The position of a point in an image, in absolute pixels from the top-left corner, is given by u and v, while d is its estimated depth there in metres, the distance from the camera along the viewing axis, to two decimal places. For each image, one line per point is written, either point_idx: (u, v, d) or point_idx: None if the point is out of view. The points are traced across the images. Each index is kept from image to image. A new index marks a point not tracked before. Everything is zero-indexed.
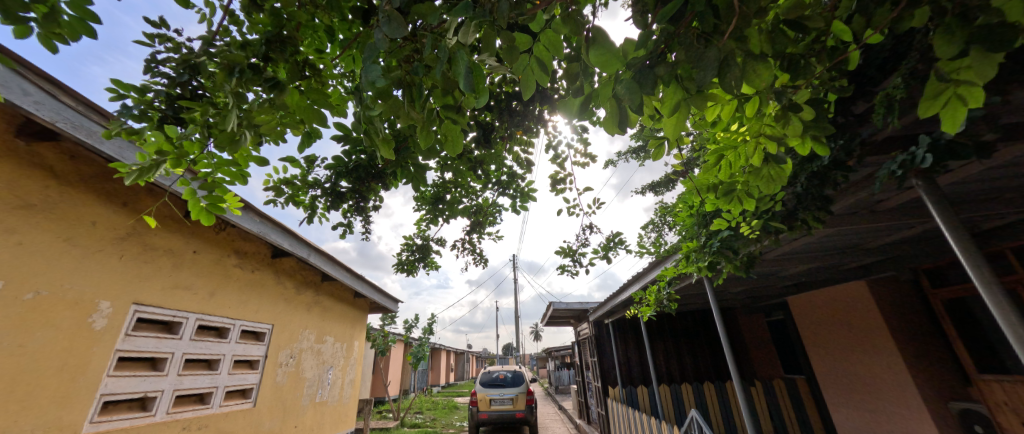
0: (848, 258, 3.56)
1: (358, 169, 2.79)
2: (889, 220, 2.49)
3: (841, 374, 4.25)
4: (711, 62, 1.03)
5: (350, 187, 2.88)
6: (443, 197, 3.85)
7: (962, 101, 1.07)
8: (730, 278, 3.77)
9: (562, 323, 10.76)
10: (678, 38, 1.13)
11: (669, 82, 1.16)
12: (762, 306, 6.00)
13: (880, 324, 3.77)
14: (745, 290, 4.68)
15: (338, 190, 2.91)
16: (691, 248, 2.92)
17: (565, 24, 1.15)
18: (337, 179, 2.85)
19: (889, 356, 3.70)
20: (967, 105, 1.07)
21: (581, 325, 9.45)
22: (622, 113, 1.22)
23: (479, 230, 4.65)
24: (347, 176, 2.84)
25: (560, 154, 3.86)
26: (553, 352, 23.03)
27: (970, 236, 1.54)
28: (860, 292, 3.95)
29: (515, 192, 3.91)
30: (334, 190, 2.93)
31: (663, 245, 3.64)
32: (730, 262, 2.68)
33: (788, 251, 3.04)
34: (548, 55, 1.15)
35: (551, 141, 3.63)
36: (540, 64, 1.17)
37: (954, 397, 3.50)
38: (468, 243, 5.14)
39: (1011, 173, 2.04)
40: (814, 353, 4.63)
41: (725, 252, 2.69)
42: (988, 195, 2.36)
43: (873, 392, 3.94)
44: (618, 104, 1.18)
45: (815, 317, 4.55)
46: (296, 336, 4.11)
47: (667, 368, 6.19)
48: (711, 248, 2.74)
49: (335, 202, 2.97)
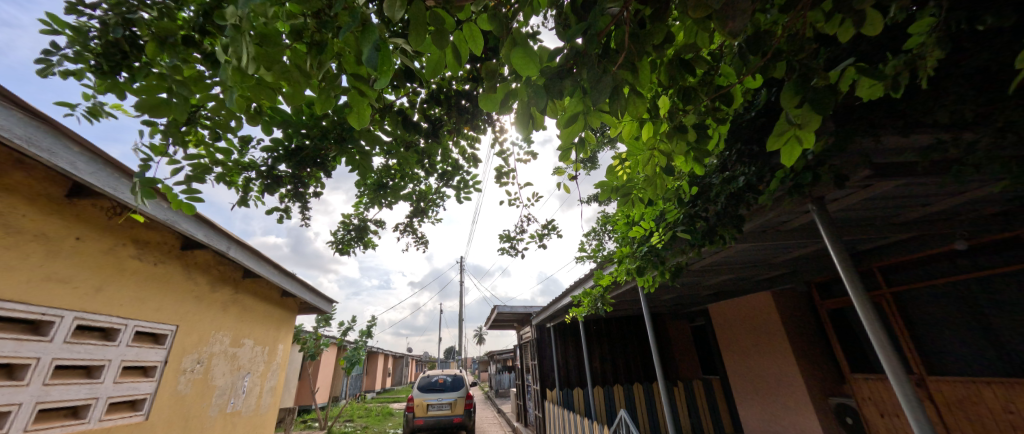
0: (759, 271, 3.99)
1: (299, 154, 2.47)
2: (790, 239, 2.85)
3: (751, 374, 4.74)
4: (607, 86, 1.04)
5: (291, 173, 2.58)
6: (387, 183, 3.48)
7: (799, 141, 1.33)
8: (660, 286, 4.05)
9: (503, 326, 10.75)
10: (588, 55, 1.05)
11: (574, 95, 1.16)
12: (687, 312, 6.52)
13: (779, 329, 4.27)
14: (675, 297, 5.04)
15: (276, 174, 2.58)
16: (626, 253, 3.08)
17: (494, 22, 1.11)
18: (277, 164, 2.51)
19: (787, 358, 4.21)
20: (802, 145, 1.35)
21: (523, 329, 9.53)
22: (532, 118, 1.19)
23: (421, 216, 4.22)
24: (286, 161, 2.51)
25: (506, 152, 3.36)
26: (493, 357, 23.06)
27: (849, 253, 1.82)
28: (767, 302, 4.44)
29: (458, 183, 3.65)
30: (271, 173, 2.59)
31: (602, 250, 3.81)
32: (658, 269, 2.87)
33: (710, 263, 3.35)
34: (463, 43, 1.09)
35: (497, 135, 3.36)
36: (454, 51, 1.11)
37: (834, 393, 4.02)
38: (409, 226, 4.91)
39: (876, 205, 2.47)
40: (730, 356, 5.12)
41: (653, 257, 2.86)
42: (862, 223, 2.83)
43: (774, 391, 4.43)
44: (529, 109, 1.15)
45: (730, 322, 5.08)
46: (205, 338, 3.64)
47: (601, 370, 6.50)
48: (643, 253, 2.90)
49: (272, 186, 2.64)
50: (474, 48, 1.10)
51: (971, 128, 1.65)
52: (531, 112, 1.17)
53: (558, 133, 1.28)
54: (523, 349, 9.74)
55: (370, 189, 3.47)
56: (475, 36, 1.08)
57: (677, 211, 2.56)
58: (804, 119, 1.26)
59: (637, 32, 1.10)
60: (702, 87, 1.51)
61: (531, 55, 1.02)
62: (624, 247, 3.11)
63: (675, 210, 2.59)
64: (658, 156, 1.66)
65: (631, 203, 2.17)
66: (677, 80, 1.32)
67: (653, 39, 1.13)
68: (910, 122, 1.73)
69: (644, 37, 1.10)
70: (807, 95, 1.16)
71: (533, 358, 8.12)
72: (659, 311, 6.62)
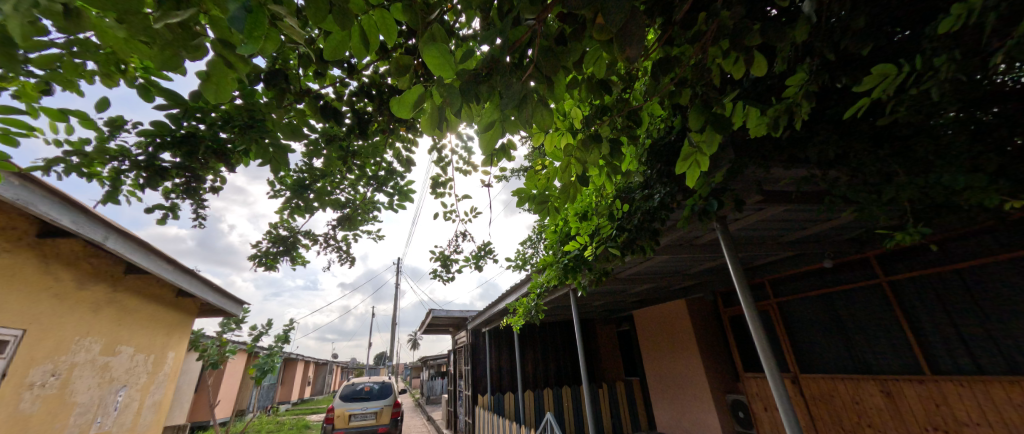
0: (675, 281, 4.37)
1: (191, 140, 2.18)
2: (699, 253, 3.17)
3: (665, 375, 5.17)
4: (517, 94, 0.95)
5: (179, 163, 2.26)
6: (310, 184, 3.18)
7: (700, 163, 1.45)
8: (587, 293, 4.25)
9: (438, 331, 10.51)
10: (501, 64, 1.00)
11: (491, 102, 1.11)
12: (614, 318, 6.95)
13: (690, 334, 4.72)
14: (603, 304, 5.33)
15: (158, 165, 2.25)
16: (549, 260, 3.30)
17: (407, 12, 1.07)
18: (157, 150, 2.21)
19: (695, 359, 4.65)
20: (699, 169, 1.47)
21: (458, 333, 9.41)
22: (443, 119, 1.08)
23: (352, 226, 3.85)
24: (172, 149, 2.22)
25: (444, 158, 3.31)
26: (429, 362, 22.44)
27: (740, 267, 2.07)
28: (681, 310, 4.88)
29: (393, 190, 3.46)
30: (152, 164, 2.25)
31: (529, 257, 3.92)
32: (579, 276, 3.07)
33: (634, 272, 3.60)
34: (374, 31, 1.01)
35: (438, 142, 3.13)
36: (362, 36, 1.01)
37: (730, 391, 4.53)
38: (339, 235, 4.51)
39: (765, 225, 2.86)
40: (649, 359, 5.53)
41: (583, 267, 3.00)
42: (755, 242, 3.25)
43: (683, 390, 4.86)
44: (439, 111, 1.05)
45: (651, 327, 5.50)
46: (65, 345, 3.03)
47: (533, 374, 6.64)
48: (565, 263, 3.12)
49: (152, 179, 2.31)
50: (387, 38, 1.02)
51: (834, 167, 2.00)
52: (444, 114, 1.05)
53: (478, 141, 1.21)
54: (457, 354, 9.61)
55: (290, 189, 3.13)
56: (389, 23, 1.00)
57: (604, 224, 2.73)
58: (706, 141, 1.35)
59: (551, 48, 1.09)
60: (621, 109, 1.64)
61: (445, 53, 0.93)
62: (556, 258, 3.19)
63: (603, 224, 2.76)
64: (573, 166, 1.59)
65: (549, 210, 2.19)
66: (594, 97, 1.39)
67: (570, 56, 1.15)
68: (790, 156, 2.07)
69: (557, 53, 1.09)
70: (706, 120, 1.27)
71: (467, 363, 8.04)
72: (589, 316, 6.96)
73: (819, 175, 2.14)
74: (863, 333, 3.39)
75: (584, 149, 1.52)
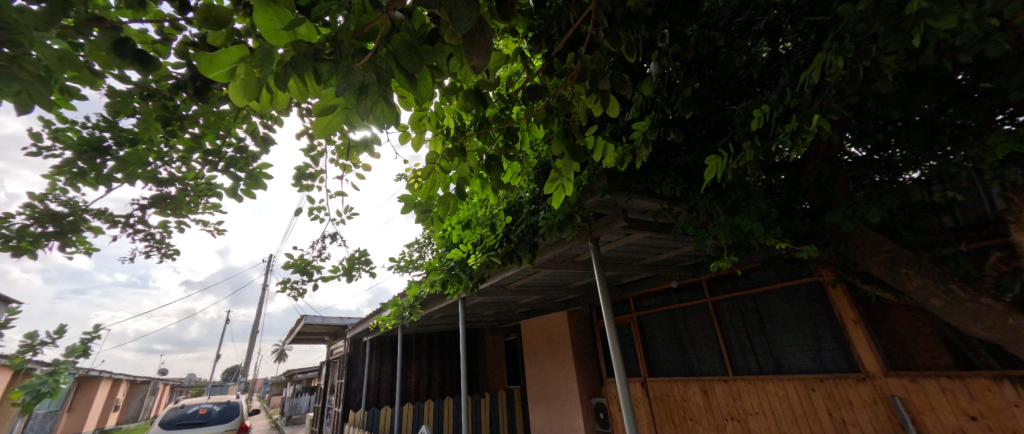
0: (559, 294, 4.70)
1: None
2: (576, 268, 3.51)
3: (543, 382, 5.50)
4: (357, 81, 0.84)
5: None
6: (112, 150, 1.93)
7: (563, 189, 1.51)
8: (472, 304, 4.28)
9: (310, 340, 9.33)
10: (344, 44, 0.87)
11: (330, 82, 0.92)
12: (502, 327, 7.19)
13: (568, 343, 5.12)
14: (492, 313, 5.45)
15: None
16: (434, 265, 3.24)
17: None
18: None
19: (570, 366, 5.06)
20: (565, 192, 1.50)
21: (335, 343, 8.51)
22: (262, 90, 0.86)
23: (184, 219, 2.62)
24: None
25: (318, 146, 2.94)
26: (296, 378, 19.62)
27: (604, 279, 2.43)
28: (561, 320, 5.28)
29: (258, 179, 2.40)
30: None
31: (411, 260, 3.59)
32: (463, 283, 3.08)
33: (523, 283, 3.81)
34: None
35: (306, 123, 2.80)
36: None
37: (595, 394, 5.02)
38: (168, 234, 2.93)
39: (628, 248, 3.32)
40: (531, 368, 5.82)
41: (464, 275, 3.01)
42: (621, 262, 3.73)
43: (557, 395, 5.22)
44: (258, 82, 0.83)
45: (535, 336, 5.81)
46: None
47: (413, 386, 6.42)
48: (449, 268, 3.12)
49: None
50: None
51: (681, 203, 2.53)
52: (267, 89, 0.82)
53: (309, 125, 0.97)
54: (331, 367, 8.65)
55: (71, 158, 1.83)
56: None
57: (488, 235, 2.73)
58: (565, 168, 1.40)
59: (414, 42, 0.92)
60: (497, 122, 1.61)
61: (271, 6, 0.74)
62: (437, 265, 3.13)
63: (486, 234, 2.76)
64: (439, 174, 1.53)
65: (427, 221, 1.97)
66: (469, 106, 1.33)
67: (440, 56, 1.04)
68: (647, 189, 2.49)
69: (419, 49, 0.93)
70: (567, 149, 1.35)
71: (341, 376, 7.33)
72: (479, 326, 7.05)
73: (669, 208, 2.62)
74: (693, 342, 4.13)
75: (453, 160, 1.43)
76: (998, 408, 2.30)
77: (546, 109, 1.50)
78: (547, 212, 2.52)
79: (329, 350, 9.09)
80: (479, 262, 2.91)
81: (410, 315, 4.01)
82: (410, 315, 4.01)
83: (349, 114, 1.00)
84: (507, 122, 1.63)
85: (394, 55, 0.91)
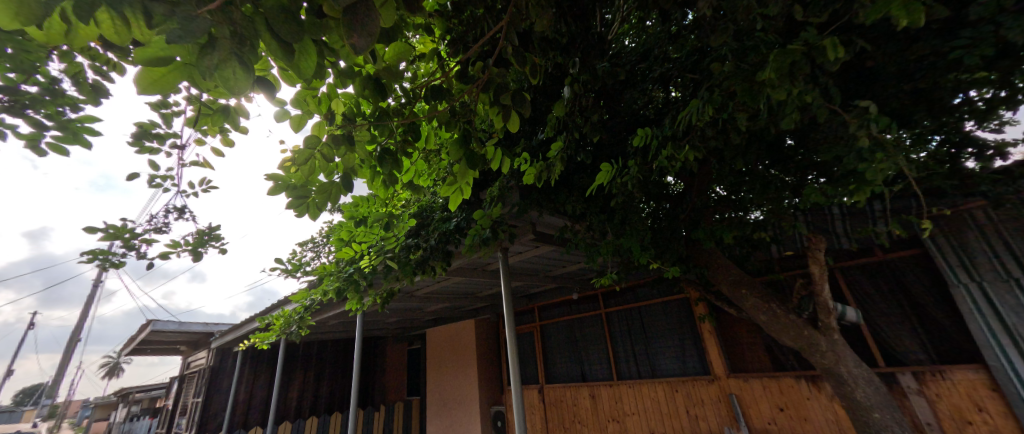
0: (469, 302, 4.67)
1: None
2: (483, 278, 3.54)
3: (445, 392, 5.40)
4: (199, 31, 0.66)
5: None
6: None
7: (459, 194, 1.45)
8: (371, 311, 4.01)
9: (161, 349, 7.65)
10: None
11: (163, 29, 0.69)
12: (407, 336, 6.90)
13: (472, 352, 5.11)
14: (396, 321, 5.17)
15: None
16: (329, 271, 2.87)
17: None
18: None
19: (473, 375, 5.05)
20: (461, 198, 1.46)
21: (196, 353, 7.12)
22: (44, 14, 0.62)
23: None
24: None
25: None
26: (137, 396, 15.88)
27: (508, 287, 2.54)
28: (468, 328, 5.26)
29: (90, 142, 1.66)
30: None
31: (300, 262, 3.06)
32: (356, 290, 2.76)
33: (430, 290, 3.72)
34: None
35: None
36: None
37: (495, 403, 5.08)
38: None
39: (533, 260, 3.48)
40: (433, 378, 5.67)
41: (359, 279, 2.74)
42: (528, 274, 3.88)
43: (457, 405, 5.16)
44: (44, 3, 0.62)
45: (441, 344, 5.68)
46: None
47: (294, 401, 5.94)
48: (346, 275, 2.79)
49: None
50: None
51: (582, 221, 2.79)
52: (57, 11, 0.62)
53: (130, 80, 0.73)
54: (187, 383, 7.20)
55: None
56: None
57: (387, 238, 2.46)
58: (460, 172, 1.36)
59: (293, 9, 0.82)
60: (398, 115, 1.46)
61: None
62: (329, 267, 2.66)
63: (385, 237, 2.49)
64: (316, 160, 1.24)
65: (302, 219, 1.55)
66: (362, 92, 1.23)
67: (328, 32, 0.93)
68: (555, 207, 2.67)
69: (300, 17, 0.83)
70: (464, 153, 1.33)
71: (198, 394, 6.23)
72: (381, 334, 6.65)
73: (571, 225, 2.85)
74: (587, 350, 4.49)
75: (336, 147, 1.21)
76: (798, 400, 2.97)
77: (450, 110, 1.45)
78: (462, 221, 2.58)
79: (187, 362, 7.56)
80: (372, 265, 2.64)
81: (296, 322, 3.58)
82: (297, 322, 3.58)
83: (190, 71, 0.78)
84: (411, 116, 1.48)
85: (262, 16, 0.78)
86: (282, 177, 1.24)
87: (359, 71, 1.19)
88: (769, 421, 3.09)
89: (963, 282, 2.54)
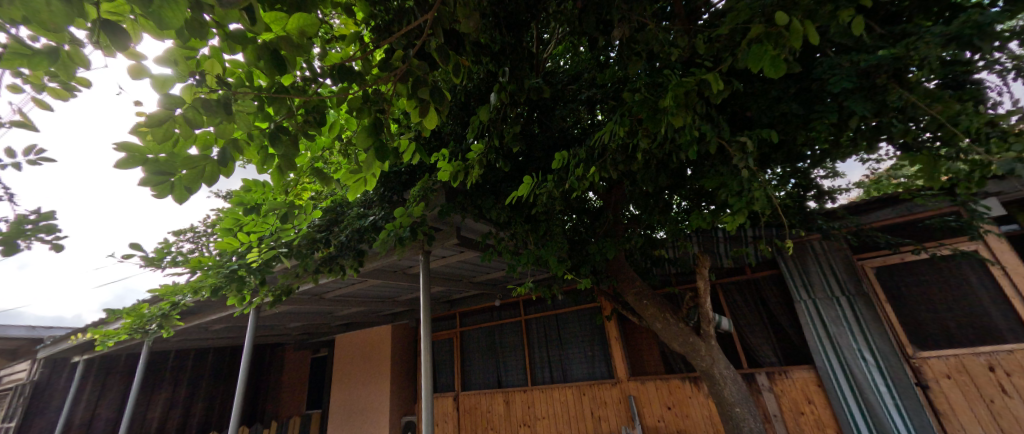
0: (386, 306, 4.41)
1: None
2: (402, 281, 3.40)
3: (353, 403, 5.05)
4: None
5: None
6: None
7: (364, 184, 1.42)
8: (267, 314, 3.57)
9: None
10: None
11: None
12: (312, 343, 6.29)
13: (387, 359, 4.85)
14: (301, 325, 4.68)
15: None
16: (205, 262, 2.33)
17: None
18: None
19: (386, 383, 4.78)
20: (365, 188, 1.42)
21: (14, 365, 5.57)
22: None
23: None
24: None
25: None
26: None
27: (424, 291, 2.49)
28: (384, 334, 4.99)
29: None
30: None
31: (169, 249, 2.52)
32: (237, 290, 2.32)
33: (341, 292, 3.46)
34: None
35: None
36: None
37: (406, 413, 4.84)
38: None
39: (455, 265, 3.44)
40: (341, 387, 5.27)
41: (245, 276, 2.36)
42: (450, 278, 3.82)
43: (365, 416, 4.85)
44: None
45: (352, 351, 5.30)
46: None
47: None
48: (229, 271, 2.31)
49: None
50: None
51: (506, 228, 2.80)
52: None
53: None
54: None
55: None
56: None
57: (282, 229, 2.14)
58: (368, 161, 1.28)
59: None
60: (295, 91, 1.34)
61: None
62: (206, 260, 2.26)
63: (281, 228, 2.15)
64: (180, 126, 1.00)
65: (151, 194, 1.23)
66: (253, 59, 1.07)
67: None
68: (480, 212, 2.68)
69: None
70: (373, 143, 1.26)
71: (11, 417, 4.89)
72: (280, 340, 5.96)
73: (495, 231, 2.88)
74: (505, 356, 4.56)
75: (208, 113, 1.01)
76: (683, 398, 3.36)
77: (364, 96, 1.35)
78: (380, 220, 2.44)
79: None
80: (259, 259, 2.28)
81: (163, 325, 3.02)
82: (164, 325, 3.02)
83: None
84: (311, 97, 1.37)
85: None
86: (137, 147, 0.95)
87: (254, 40, 1.04)
88: (658, 418, 3.45)
89: (803, 298, 3.15)
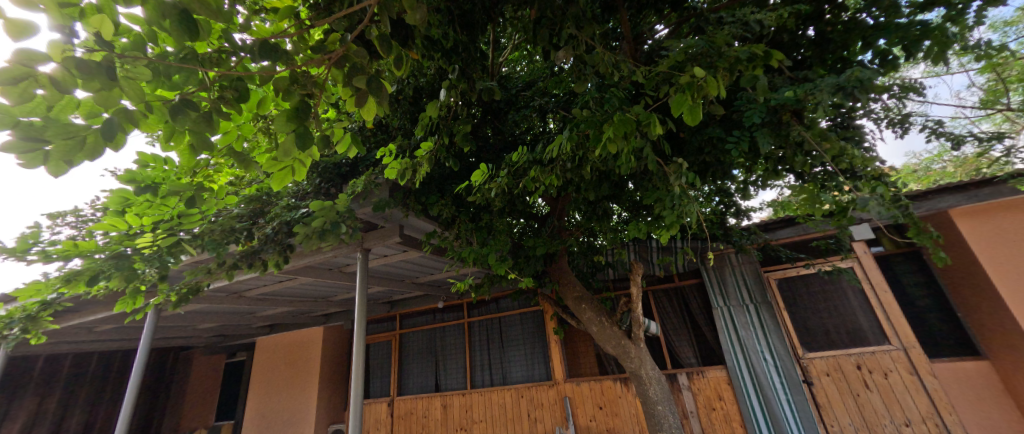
0: (318, 306, 4.10)
1: None
2: (335, 280, 3.19)
3: (273, 411, 4.62)
4: None
5: None
6: None
7: (291, 173, 1.32)
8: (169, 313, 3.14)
9: None
10: None
11: None
12: (228, 346, 5.68)
13: (316, 362, 4.53)
14: (214, 326, 4.18)
15: None
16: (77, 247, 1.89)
17: None
18: None
19: (313, 389, 4.45)
20: (292, 177, 1.32)
21: None
22: None
23: None
24: None
25: None
26: None
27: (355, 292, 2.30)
28: (314, 336, 4.64)
29: None
30: None
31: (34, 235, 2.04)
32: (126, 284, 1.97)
33: (266, 291, 3.19)
34: None
35: None
36: None
37: (334, 420, 4.53)
38: None
39: (395, 265, 3.31)
40: (261, 395, 4.81)
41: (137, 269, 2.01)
42: (390, 278, 3.66)
43: (286, 425, 4.46)
44: None
45: (277, 355, 4.87)
46: None
47: None
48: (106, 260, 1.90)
49: None
50: None
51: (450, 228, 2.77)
52: None
53: None
54: None
55: None
56: None
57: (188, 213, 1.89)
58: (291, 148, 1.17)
59: None
60: (211, 62, 1.19)
61: None
62: (83, 245, 1.89)
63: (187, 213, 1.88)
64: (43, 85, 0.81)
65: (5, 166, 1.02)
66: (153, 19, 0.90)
67: None
68: (423, 210, 2.60)
69: None
70: (298, 128, 1.15)
71: None
72: (189, 343, 5.29)
73: (440, 231, 2.82)
74: (445, 359, 4.48)
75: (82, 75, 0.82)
76: (613, 397, 3.56)
77: (292, 76, 1.23)
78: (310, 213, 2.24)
79: None
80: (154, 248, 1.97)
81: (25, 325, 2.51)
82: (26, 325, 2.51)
83: None
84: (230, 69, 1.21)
85: None
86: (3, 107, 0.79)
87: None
88: (590, 418, 3.60)
89: (720, 305, 3.48)
